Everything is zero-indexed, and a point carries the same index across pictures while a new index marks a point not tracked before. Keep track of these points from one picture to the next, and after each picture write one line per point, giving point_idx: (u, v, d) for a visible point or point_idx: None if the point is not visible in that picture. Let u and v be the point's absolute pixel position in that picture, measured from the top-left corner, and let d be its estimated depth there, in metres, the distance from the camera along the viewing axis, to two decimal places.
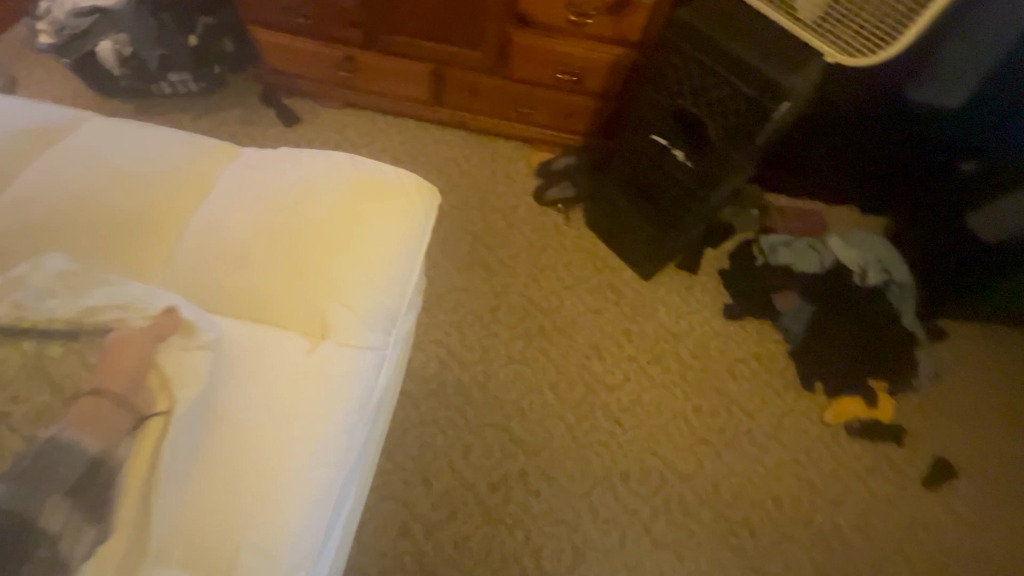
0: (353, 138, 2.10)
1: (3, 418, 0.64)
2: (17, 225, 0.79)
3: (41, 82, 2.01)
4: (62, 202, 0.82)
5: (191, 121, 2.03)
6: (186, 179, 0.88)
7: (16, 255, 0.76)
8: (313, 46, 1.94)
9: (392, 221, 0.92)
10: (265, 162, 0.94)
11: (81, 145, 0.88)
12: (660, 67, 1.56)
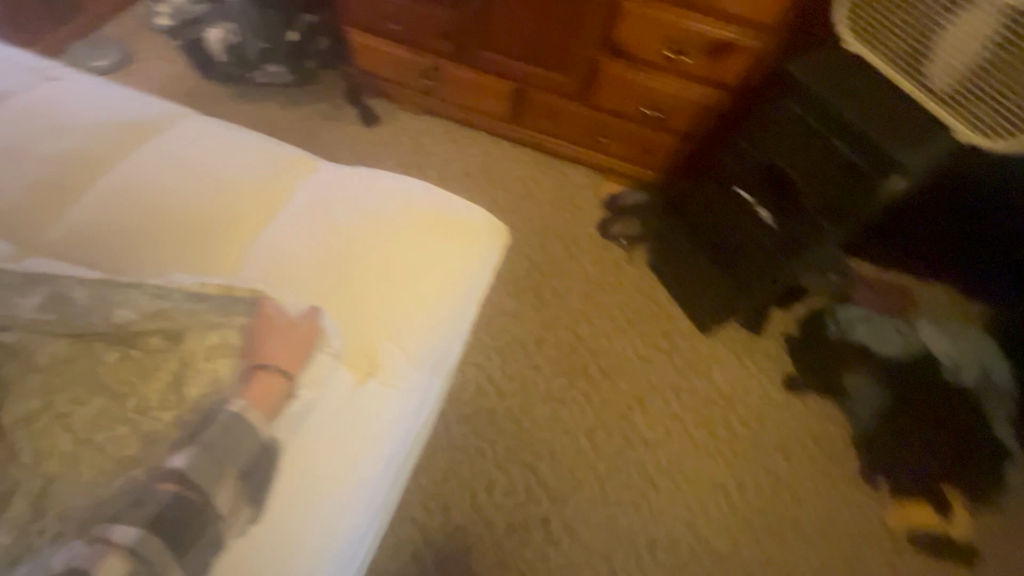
0: (427, 146, 2.12)
1: (65, 417, 0.63)
2: (100, 216, 0.80)
3: (153, 60, 2.15)
4: (149, 196, 0.83)
5: (279, 111, 2.11)
6: (263, 189, 0.88)
7: (96, 248, 0.77)
8: (404, 53, 1.96)
9: (462, 261, 0.91)
10: (343, 179, 0.93)
11: (175, 141, 0.91)
12: (760, 119, 1.50)
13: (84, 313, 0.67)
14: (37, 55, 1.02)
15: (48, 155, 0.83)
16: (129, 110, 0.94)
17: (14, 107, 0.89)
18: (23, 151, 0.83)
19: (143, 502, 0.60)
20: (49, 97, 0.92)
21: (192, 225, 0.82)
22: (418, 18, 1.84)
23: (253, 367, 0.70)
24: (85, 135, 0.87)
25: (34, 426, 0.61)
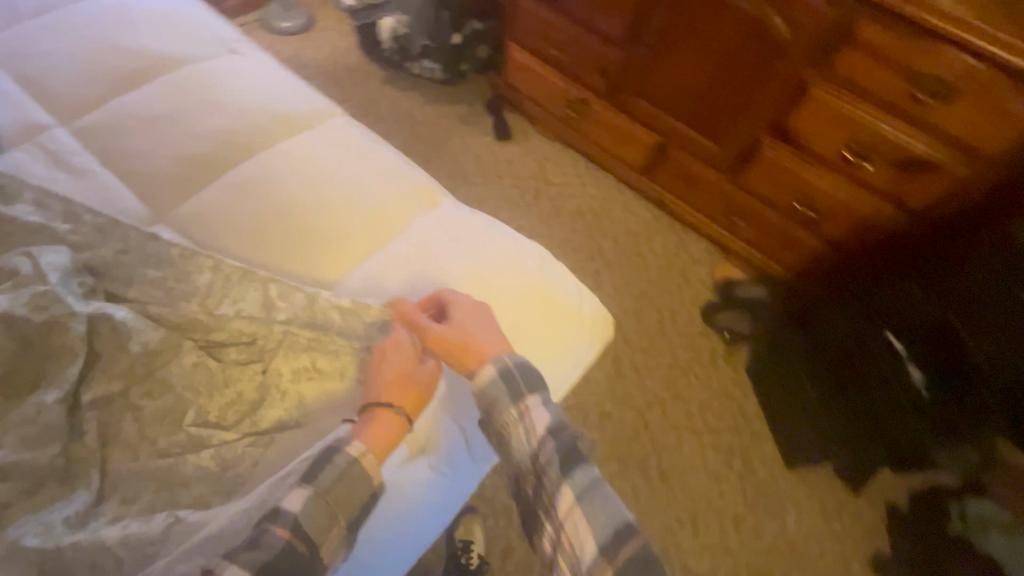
0: (549, 174, 2.05)
1: (134, 409, 0.64)
2: (227, 198, 0.81)
3: (329, 31, 2.30)
4: (277, 193, 0.83)
5: (421, 105, 2.15)
6: (381, 212, 0.85)
7: (213, 229, 0.78)
8: (556, 80, 1.92)
9: (558, 351, 0.82)
10: (462, 222, 0.88)
11: (318, 142, 0.91)
12: (958, 270, 1.40)
13: (190, 302, 0.69)
14: (229, 24, 1.09)
15: (205, 128, 0.86)
16: (287, 98, 0.96)
17: (193, 73, 0.94)
18: (186, 118, 0.87)
19: (255, 546, 0.57)
20: (225, 69, 0.97)
21: (306, 232, 0.81)
22: (581, 51, 1.77)
23: (336, 405, 0.71)
24: (242, 115, 0.89)
25: (111, 408, 0.64)
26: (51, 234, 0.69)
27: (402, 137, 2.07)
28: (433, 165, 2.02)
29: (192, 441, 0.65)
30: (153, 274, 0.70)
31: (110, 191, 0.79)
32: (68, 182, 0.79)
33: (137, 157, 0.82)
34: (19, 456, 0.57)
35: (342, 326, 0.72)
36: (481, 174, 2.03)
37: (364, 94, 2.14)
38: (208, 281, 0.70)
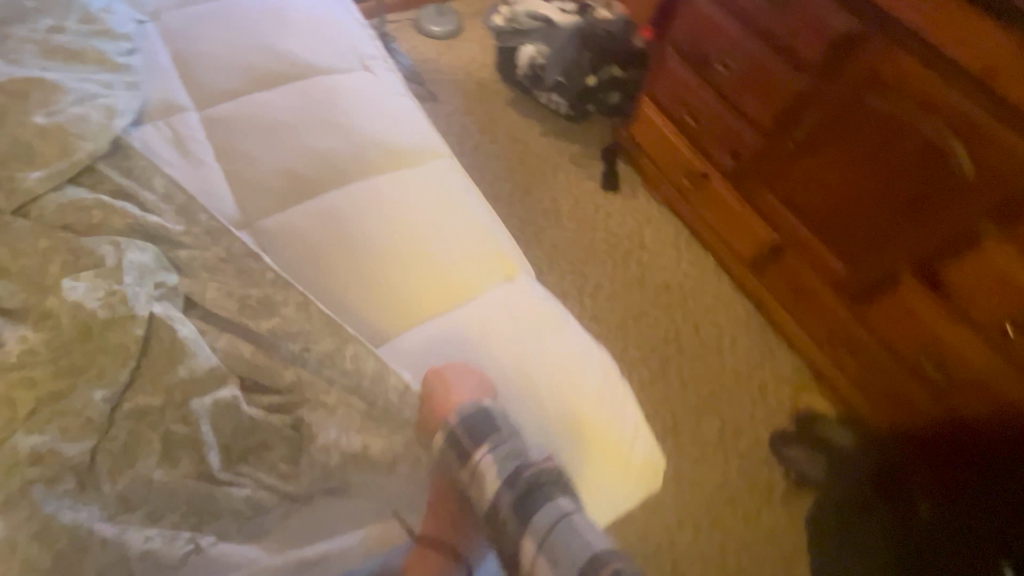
0: (646, 238, 1.93)
1: (167, 428, 0.62)
2: (314, 221, 0.80)
3: (471, 43, 2.34)
4: (367, 234, 0.80)
5: (537, 135, 2.12)
6: (453, 275, 0.81)
7: (290, 250, 0.78)
8: (682, 150, 1.80)
9: (603, 499, 0.74)
10: (541, 314, 0.81)
11: (420, 187, 0.88)
12: None
13: (260, 341, 0.70)
14: (374, 41, 1.12)
15: (321, 150, 0.87)
16: (403, 132, 0.94)
17: (326, 88, 0.96)
18: (307, 136, 0.88)
19: None
20: (354, 89, 0.97)
21: (381, 284, 0.78)
22: (718, 132, 1.66)
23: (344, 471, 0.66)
24: (358, 144, 0.89)
25: (139, 419, 0.62)
26: (166, 237, 0.73)
27: (509, 163, 2.04)
28: (531, 199, 1.97)
29: (206, 479, 0.62)
30: (223, 291, 0.71)
31: (218, 192, 0.82)
32: (185, 173, 0.82)
33: (252, 164, 0.84)
34: (55, 445, 0.58)
35: (392, 404, 0.68)
36: (575, 220, 1.95)
37: (486, 112, 2.15)
38: (280, 318, 0.71)
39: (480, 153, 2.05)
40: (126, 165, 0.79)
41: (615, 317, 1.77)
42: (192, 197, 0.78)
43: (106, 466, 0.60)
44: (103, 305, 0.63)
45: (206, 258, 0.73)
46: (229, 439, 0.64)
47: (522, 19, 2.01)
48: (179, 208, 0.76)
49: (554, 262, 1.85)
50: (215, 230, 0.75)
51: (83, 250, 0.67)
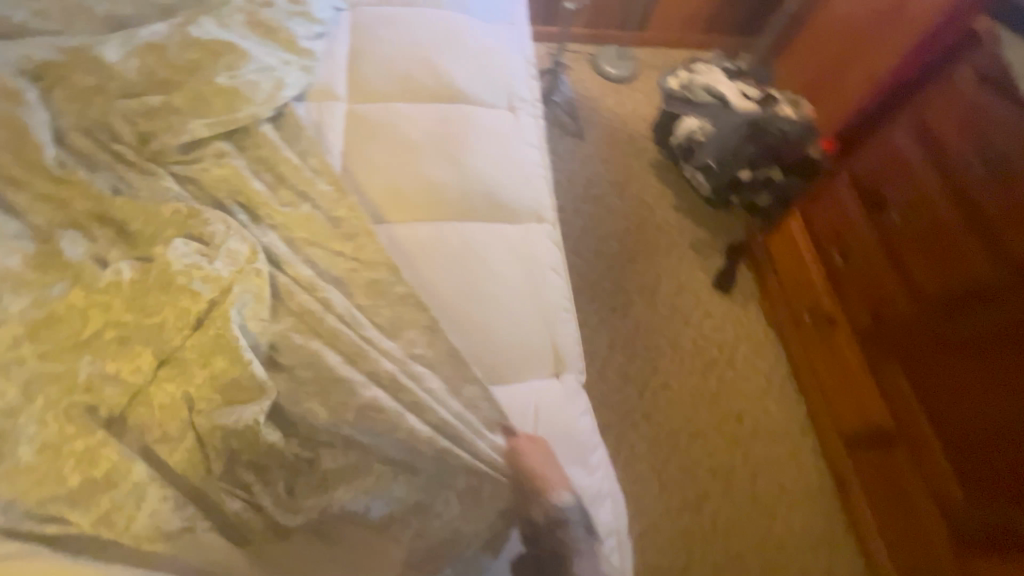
0: (738, 356, 1.75)
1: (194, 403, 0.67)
2: (403, 249, 0.83)
3: (640, 95, 2.29)
4: (445, 280, 0.82)
5: (668, 207, 2.01)
6: (501, 351, 0.79)
7: (367, 268, 0.80)
8: (818, 289, 1.63)
9: None
10: (577, 447, 0.77)
11: (514, 258, 0.86)
12: None
13: (304, 348, 0.73)
14: (534, 84, 1.13)
15: (436, 184, 0.89)
16: (519, 193, 0.93)
17: (467, 122, 0.97)
18: (429, 165, 0.91)
19: None
20: (492, 132, 0.98)
21: (431, 334, 0.76)
22: (868, 287, 1.48)
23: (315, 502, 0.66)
24: (473, 191, 0.90)
25: (177, 384, 0.67)
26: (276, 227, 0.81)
27: (626, 226, 1.96)
28: (634, 268, 1.88)
29: (203, 471, 0.66)
30: (292, 286, 0.76)
31: (326, 187, 0.86)
32: (310, 163, 0.88)
33: (372, 176, 0.89)
34: (107, 380, 0.65)
35: (391, 456, 0.69)
36: (670, 306, 1.82)
37: (624, 167, 2.09)
38: (332, 333, 0.74)
39: (602, 204, 2.00)
40: (270, 146, 0.89)
41: (668, 426, 1.61)
42: (311, 189, 0.85)
43: (128, 409, 0.66)
44: (190, 269, 0.72)
45: (293, 256, 0.80)
46: (229, 429, 0.66)
47: (696, 90, 1.91)
48: (293, 205, 0.85)
49: (629, 342, 1.74)
50: (316, 230, 0.82)
51: (197, 215, 0.77)
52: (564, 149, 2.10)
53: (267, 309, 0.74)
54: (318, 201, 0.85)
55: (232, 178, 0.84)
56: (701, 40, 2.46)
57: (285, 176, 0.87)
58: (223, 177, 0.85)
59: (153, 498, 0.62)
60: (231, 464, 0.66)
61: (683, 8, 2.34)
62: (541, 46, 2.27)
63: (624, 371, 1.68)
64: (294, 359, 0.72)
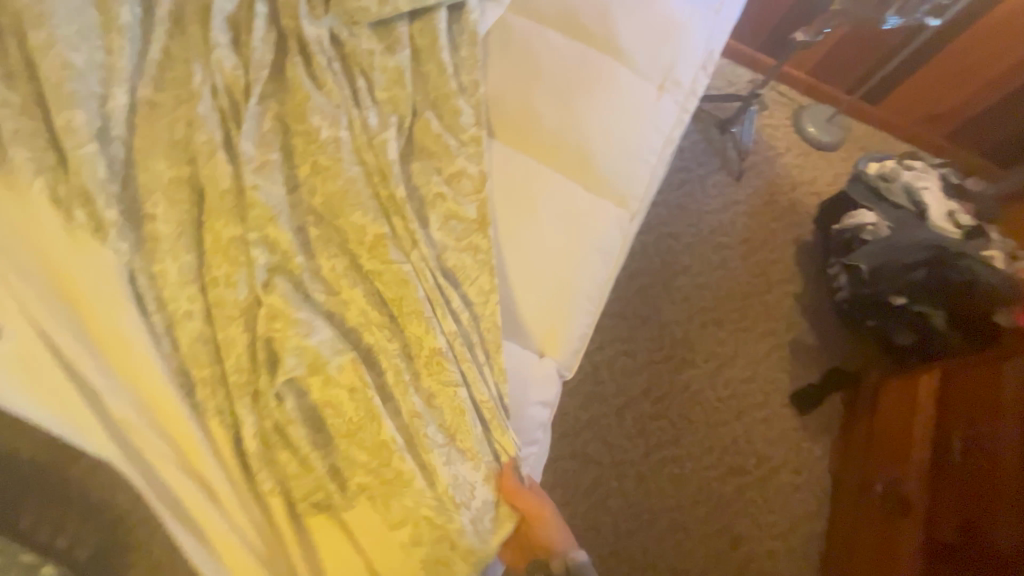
0: (774, 481, 1.55)
1: (241, 204, 0.78)
2: (490, 170, 0.84)
3: (829, 168, 2.01)
4: (507, 216, 0.83)
5: (786, 295, 1.79)
6: (516, 303, 0.81)
7: (441, 172, 0.83)
8: (908, 465, 1.33)
9: None
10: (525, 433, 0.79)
11: (565, 231, 0.83)
12: None
13: (347, 207, 0.79)
14: (703, 71, 1.02)
15: (538, 129, 0.87)
16: (609, 172, 0.87)
17: (601, 79, 0.91)
18: (541, 106, 0.88)
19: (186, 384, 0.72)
20: (620, 100, 0.90)
21: (459, 267, 0.80)
22: (972, 500, 1.14)
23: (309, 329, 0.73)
24: (565, 150, 0.86)
25: (236, 183, 0.79)
26: (381, 96, 0.87)
27: (731, 291, 1.77)
28: (714, 332, 1.70)
29: (234, 251, 0.76)
30: (365, 151, 0.82)
31: (444, 89, 0.88)
32: (444, 58, 0.89)
33: (486, 92, 0.88)
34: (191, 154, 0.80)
35: (374, 338, 0.75)
36: (728, 390, 1.63)
37: (765, 233, 1.87)
38: (380, 207, 0.80)
39: (719, 257, 1.81)
40: (421, 33, 0.92)
41: (653, 501, 1.47)
42: (428, 83, 0.89)
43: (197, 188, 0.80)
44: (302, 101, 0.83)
45: (382, 131, 0.84)
46: (254, 256, 0.74)
47: (893, 188, 1.61)
48: (407, 88, 0.87)
49: (664, 400, 1.58)
50: (411, 119, 0.87)
51: (323, 59, 0.86)
52: (714, 186, 1.91)
53: (332, 167, 0.80)
54: (431, 103, 0.88)
55: (373, 48, 0.90)
56: (936, 142, 2.06)
57: (417, 68, 0.90)
58: (368, 44, 0.89)
59: (181, 254, 0.76)
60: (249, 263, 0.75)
61: (934, 97, 1.97)
62: (748, 73, 2.07)
63: (642, 425, 1.55)
64: (336, 213, 0.80)
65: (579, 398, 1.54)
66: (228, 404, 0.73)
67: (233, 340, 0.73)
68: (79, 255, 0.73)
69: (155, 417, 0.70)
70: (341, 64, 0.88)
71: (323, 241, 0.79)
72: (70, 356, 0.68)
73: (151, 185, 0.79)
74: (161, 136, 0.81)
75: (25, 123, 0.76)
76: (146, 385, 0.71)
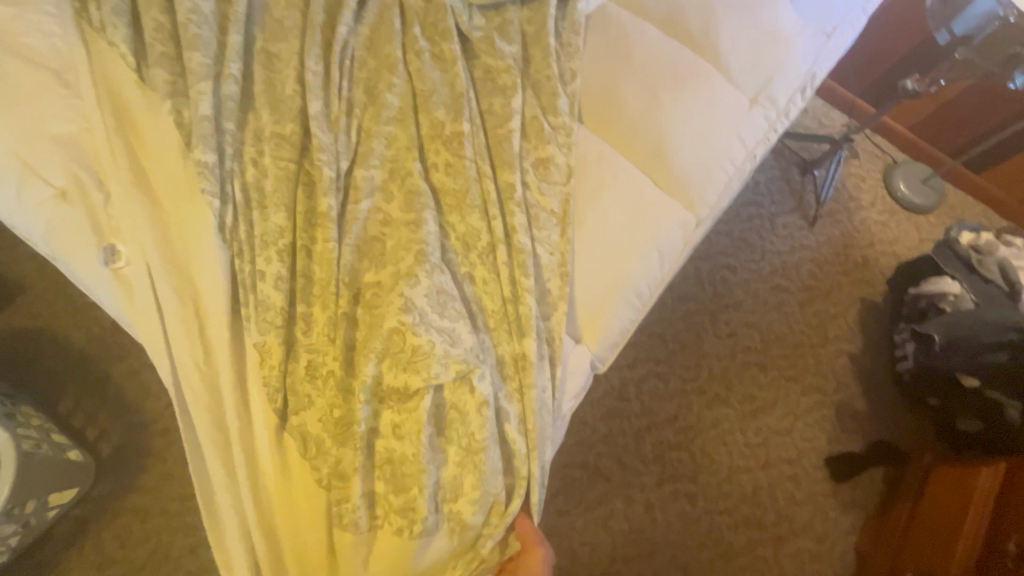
0: (790, 545, 1.45)
1: (320, 145, 0.81)
2: (568, 151, 0.83)
3: (914, 232, 1.87)
4: (576, 200, 0.82)
5: (841, 353, 1.67)
6: (567, 288, 0.80)
7: (517, 148, 0.84)
8: (953, 563, 1.17)
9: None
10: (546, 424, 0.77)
11: (627, 227, 0.82)
12: None
13: (421, 172, 0.82)
14: (805, 94, 0.97)
15: (618, 124, 0.86)
16: (683, 176, 0.85)
17: (697, 81, 0.88)
18: (624, 101, 0.86)
19: (247, 304, 0.77)
20: (708, 106, 0.87)
21: (514, 241, 0.79)
22: None
23: (366, 275, 0.77)
24: (642, 148, 0.84)
25: (322, 125, 0.82)
26: (474, 70, 0.89)
27: (782, 337, 1.67)
28: (755, 375, 1.61)
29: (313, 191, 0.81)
30: (449, 117, 0.84)
31: (539, 71, 0.88)
32: (549, 42, 0.89)
33: (575, 80, 0.87)
34: (290, 90, 0.84)
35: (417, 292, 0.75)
36: (759, 438, 1.54)
37: (830, 285, 1.76)
38: (452, 173, 0.82)
39: (776, 300, 1.72)
40: (530, 15, 0.92)
41: (655, 532, 1.41)
42: (523, 62, 0.90)
43: (285, 121, 0.83)
44: (403, 64, 0.86)
45: (469, 100, 0.85)
46: (325, 197, 0.78)
47: (987, 261, 1.47)
48: (501, 63, 0.88)
49: (689, 433, 1.51)
50: (497, 91, 0.87)
51: (429, 27, 0.89)
52: (784, 226, 1.82)
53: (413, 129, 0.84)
54: (524, 81, 0.88)
55: (478, 21, 0.91)
56: None
57: (522, 51, 0.90)
58: (477, 20, 0.91)
59: (263, 181, 0.81)
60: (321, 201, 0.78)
61: None
62: (844, 118, 1.97)
63: (661, 452, 1.48)
64: (410, 170, 0.82)
65: (601, 411, 1.49)
66: (274, 328, 0.76)
67: (303, 275, 0.79)
68: (180, 196, 0.80)
69: (222, 353, 0.77)
70: (446, 26, 0.88)
71: (390, 193, 0.81)
72: (161, 275, 0.78)
73: (251, 116, 0.84)
74: (269, 71, 0.86)
75: (157, 38, 0.83)
76: (213, 296, 0.77)
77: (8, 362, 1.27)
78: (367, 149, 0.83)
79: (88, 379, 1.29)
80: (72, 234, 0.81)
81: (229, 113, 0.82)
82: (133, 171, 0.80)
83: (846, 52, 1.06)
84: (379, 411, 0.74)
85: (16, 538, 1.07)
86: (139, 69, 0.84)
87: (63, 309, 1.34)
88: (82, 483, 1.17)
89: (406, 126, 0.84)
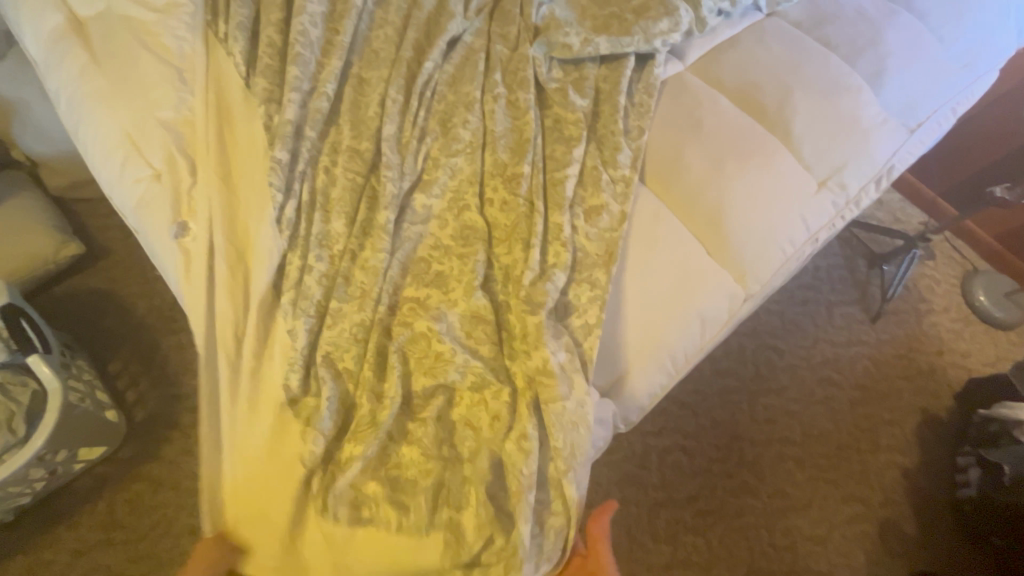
0: None
1: (390, 164, 0.86)
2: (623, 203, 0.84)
3: (990, 348, 1.72)
4: (625, 252, 0.82)
5: (891, 463, 1.53)
6: (601, 337, 0.79)
7: (571, 192, 0.85)
8: None
9: None
10: (559, 473, 0.74)
11: (671, 288, 0.80)
12: None
13: (477, 202, 0.86)
14: (876, 187, 0.94)
15: (676, 186, 0.86)
16: (736, 246, 0.83)
17: (766, 156, 0.87)
18: (684, 165, 0.86)
19: (290, 296, 0.81)
20: (772, 181, 0.85)
21: (554, 280, 0.79)
22: None
23: (408, 289, 0.80)
24: (697, 212, 0.84)
25: (395, 147, 0.88)
26: (544, 116, 0.92)
27: (825, 433, 1.55)
28: (791, 469, 1.49)
29: (376, 204, 0.85)
30: (512, 156, 0.88)
31: (608, 125, 0.90)
32: (620, 100, 0.92)
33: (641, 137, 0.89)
34: (372, 110, 0.91)
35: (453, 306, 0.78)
36: (786, 540, 1.41)
37: (888, 387, 1.63)
38: (506, 207, 0.85)
39: (824, 393, 1.61)
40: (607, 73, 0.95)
41: None
42: (594, 114, 0.92)
43: (361, 137, 0.89)
44: (479, 102, 0.91)
45: (534, 142, 0.88)
46: (384, 211, 0.82)
47: None
48: (572, 112, 0.91)
49: (708, 518, 1.41)
50: (563, 137, 0.89)
51: (509, 73, 0.95)
52: (842, 316, 1.72)
53: (478, 162, 0.88)
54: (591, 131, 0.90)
55: (556, 73, 0.96)
56: None
57: (595, 105, 0.93)
58: (555, 72, 0.95)
59: (332, 188, 0.86)
60: (379, 213, 0.83)
61: None
62: (921, 216, 1.88)
63: (675, 532, 1.38)
64: (466, 200, 0.85)
65: (618, 475, 1.42)
66: (312, 323, 0.80)
67: (348, 279, 0.81)
68: (253, 187, 0.86)
69: (259, 337, 0.81)
70: (525, 73, 0.93)
71: (445, 219, 0.84)
72: (219, 243, 0.83)
73: (334, 130, 0.91)
74: (358, 93, 0.93)
75: (267, 52, 0.93)
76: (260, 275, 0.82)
77: (77, 315, 1.39)
78: (432, 174, 0.87)
79: (139, 346, 1.37)
80: (153, 208, 0.87)
81: (313, 123, 0.89)
82: (218, 160, 0.88)
83: (927, 149, 1.02)
84: (394, 418, 0.75)
85: (41, 483, 1.13)
86: (246, 76, 0.94)
87: (134, 279, 1.45)
88: (110, 443, 1.23)
89: (472, 159, 0.88)
